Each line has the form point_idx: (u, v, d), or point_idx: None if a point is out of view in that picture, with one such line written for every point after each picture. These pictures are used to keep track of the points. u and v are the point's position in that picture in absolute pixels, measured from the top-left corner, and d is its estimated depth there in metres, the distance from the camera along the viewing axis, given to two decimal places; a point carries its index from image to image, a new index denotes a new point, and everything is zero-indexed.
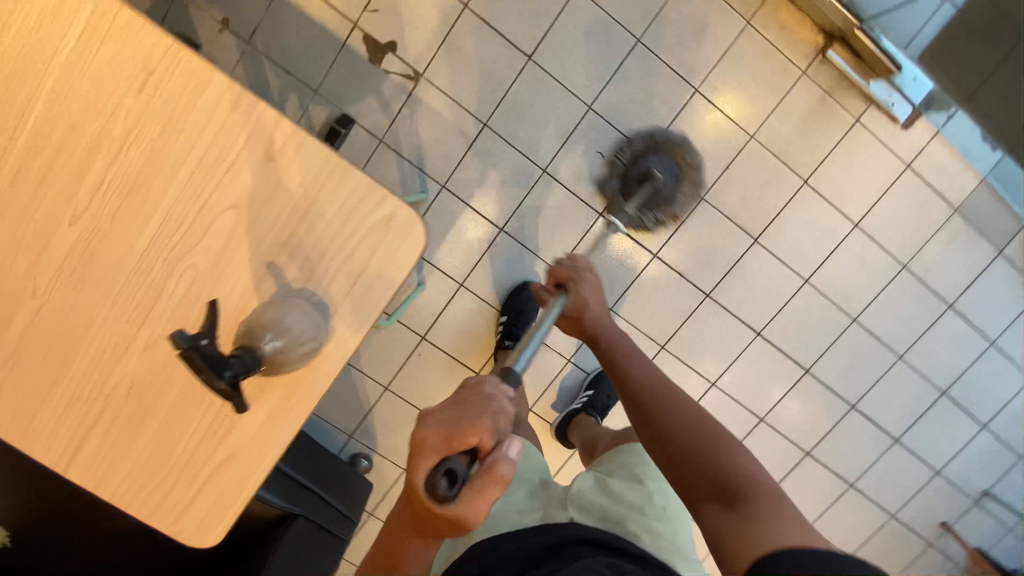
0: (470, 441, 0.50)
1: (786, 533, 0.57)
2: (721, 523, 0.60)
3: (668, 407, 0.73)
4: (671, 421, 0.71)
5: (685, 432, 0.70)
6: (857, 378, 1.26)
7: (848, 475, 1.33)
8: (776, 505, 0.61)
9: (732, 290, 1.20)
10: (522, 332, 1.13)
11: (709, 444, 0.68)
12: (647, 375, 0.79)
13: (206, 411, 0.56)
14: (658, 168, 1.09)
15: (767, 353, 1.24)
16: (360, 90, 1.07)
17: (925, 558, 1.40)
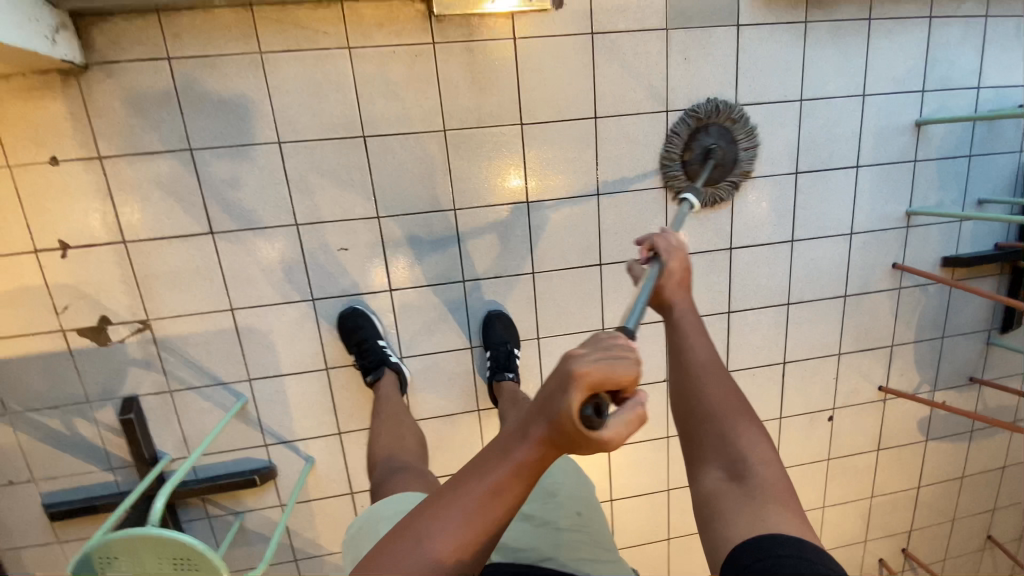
0: (620, 380, 0.53)
1: (780, 519, 0.58)
2: (723, 494, 0.62)
3: (709, 383, 0.71)
4: (708, 399, 0.70)
5: (715, 409, 0.69)
6: (715, 225, 1.21)
7: (780, 298, 1.29)
8: (789, 494, 0.62)
9: (549, 253, 1.17)
10: (377, 359, 1.08)
11: (727, 419, 0.68)
12: (711, 355, 0.75)
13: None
14: (717, 144, 1.12)
15: (622, 271, 1.20)
16: (117, 371, 1.07)
17: (904, 301, 1.35)
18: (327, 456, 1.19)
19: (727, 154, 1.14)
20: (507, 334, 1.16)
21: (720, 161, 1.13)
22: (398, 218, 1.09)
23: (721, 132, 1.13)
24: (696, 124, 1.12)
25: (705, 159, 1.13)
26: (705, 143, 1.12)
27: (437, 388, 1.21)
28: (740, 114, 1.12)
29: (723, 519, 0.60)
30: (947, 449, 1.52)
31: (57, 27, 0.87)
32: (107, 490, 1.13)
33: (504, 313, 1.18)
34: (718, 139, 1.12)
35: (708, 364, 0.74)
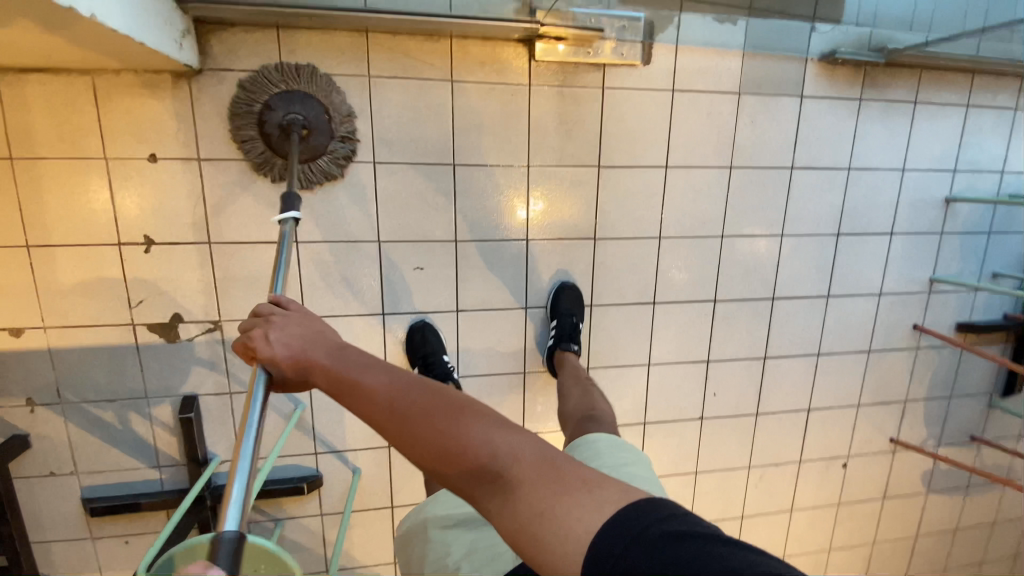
0: None
1: (567, 501, 0.51)
2: (515, 522, 0.51)
3: (411, 424, 0.57)
4: (420, 429, 0.57)
5: (435, 444, 0.56)
6: (762, 276, 1.28)
7: (812, 349, 1.37)
8: (552, 466, 0.53)
9: (609, 288, 1.22)
10: (442, 373, 1.09)
11: (454, 431, 0.56)
12: (389, 381, 0.61)
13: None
14: (296, 112, 0.96)
15: (673, 311, 1.27)
16: (181, 368, 1.07)
17: (921, 360, 1.45)
18: (374, 468, 1.20)
19: (325, 141, 0.99)
20: (573, 306, 1.17)
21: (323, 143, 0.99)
22: (474, 243, 1.13)
23: (295, 99, 0.97)
24: (258, 108, 0.96)
25: (286, 131, 0.96)
26: (286, 114, 0.96)
27: None
28: (305, 74, 0.97)
29: (534, 547, 0.51)
30: (945, 502, 1.61)
31: (185, 33, 0.89)
32: (150, 488, 1.12)
33: (573, 284, 1.19)
34: (296, 108, 0.96)
35: (389, 395, 0.60)
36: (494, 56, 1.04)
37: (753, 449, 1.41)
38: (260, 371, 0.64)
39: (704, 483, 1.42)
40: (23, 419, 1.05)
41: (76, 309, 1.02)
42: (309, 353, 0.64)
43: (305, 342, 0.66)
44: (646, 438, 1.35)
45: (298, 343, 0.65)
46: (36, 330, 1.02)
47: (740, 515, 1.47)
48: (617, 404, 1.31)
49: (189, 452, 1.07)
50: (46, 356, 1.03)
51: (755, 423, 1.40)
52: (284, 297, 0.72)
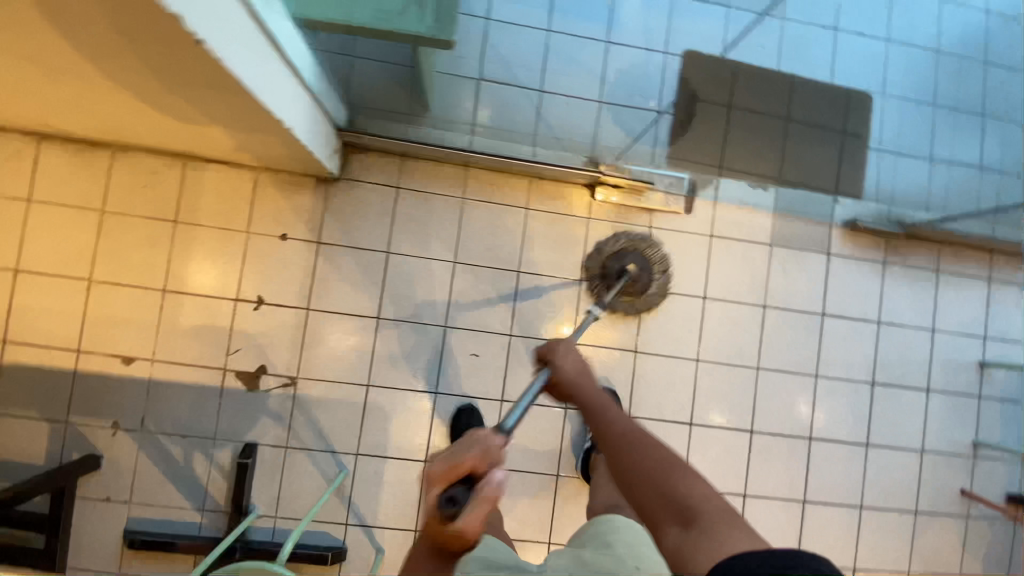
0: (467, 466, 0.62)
1: (738, 541, 0.63)
2: (683, 544, 0.64)
3: (638, 449, 0.72)
4: (638, 453, 0.72)
5: (650, 468, 0.70)
6: (795, 412, 1.32)
7: (851, 499, 1.33)
8: (727, 515, 0.66)
9: (646, 402, 1.29)
10: None
11: (670, 465, 0.70)
12: (632, 417, 0.77)
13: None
14: (625, 266, 1.24)
15: (706, 436, 1.31)
16: (251, 416, 1.19)
17: (976, 532, 1.37)
18: (397, 549, 1.21)
19: (626, 304, 1.27)
20: None
21: (617, 306, 1.26)
22: (526, 340, 1.27)
23: (642, 259, 1.25)
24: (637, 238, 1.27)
25: (620, 275, 1.24)
26: (623, 264, 1.24)
27: (515, 508, 1.26)
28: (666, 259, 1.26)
29: (685, 569, 0.62)
30: None
31: (335, 150, 1.20)
32: (187, 531, 1.17)
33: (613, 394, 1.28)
34: (638, 262, 1.24)
35: (627, 425, 0.75)
36: (562, 195, 1.30)
37: None
38: (542, 377, 0.89)
39: None
40: (104, 440, 1.18)
41: (184, 350, 1.20)
42: (580, 375, 0.86)
43: (581, 373, 0.87)
44: None
45: (577, 373, 0.87)
46: (146, 362, 1.20)
47: None
48: None
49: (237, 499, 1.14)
50: (145, 386, 1.19)
51: None
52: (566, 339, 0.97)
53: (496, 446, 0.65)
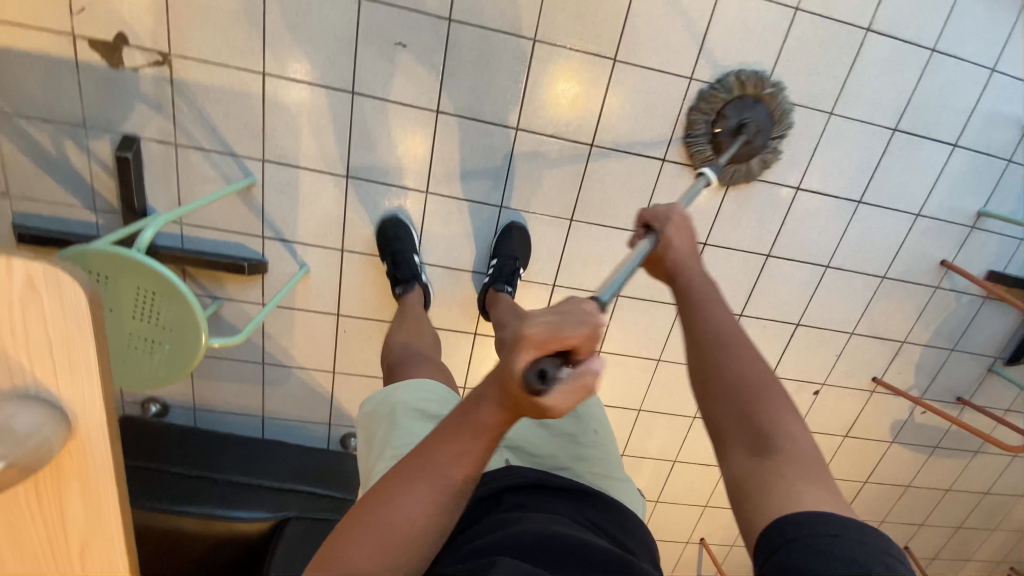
0: (571, 339, 0.51)
1: (815, 497, 0.51)
2: (751, 469, 0.56)
3: (731, 360, 0.67)
4: (731, 367, 0.66)
5: (736, 384, 0.64)
6: (791, 157, 1.12)
7: (820, 258, 1.23)
8: (815, 464, 0.55)
9: (617, 128, 1.06)
10: (409, 271, 1.06)
11: (762, 388, 0.62)
12: (727, 325, 0.72)
13: (32, 515, 0.55)
14: (746, 119, 1.02)
15: (681, 176, 1.12)
16: (123, 103, 0.96)
17: (936, 299, 1.32)
18: (323, 268, 1.13)
19: (760, 136, 1.05)
20: (518, 251, 1.11)
21: (753, 135, 1.04)
22: (471, 29, 0.97)
23: (764, 114, 1.04)
24: (728, 95, 1.03)
25: (735, 133, 1.03)
26: (743, 117, 1.02)
27: (452, 238, 1.14)
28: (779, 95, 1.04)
29: (750, 502, 0.54)
30: (907, 458, 1.55)
31: None
32: (84, 231, 1.06)
33: (522, 227, 1.12)
34: (758, 118, 1.03)
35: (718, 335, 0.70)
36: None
37: None
38: (650, 241, 0.85)
39: (664, 373, 1.34)
40: None
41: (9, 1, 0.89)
42: (689, 259, 0.87)
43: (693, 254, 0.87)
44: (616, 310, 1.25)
45: (690, 251, 0.88)
46: None
47: (694, 415, 1.41)
48: (595, 267, 1.19)
49: (126, 197, 0.99)
50: None
51: None
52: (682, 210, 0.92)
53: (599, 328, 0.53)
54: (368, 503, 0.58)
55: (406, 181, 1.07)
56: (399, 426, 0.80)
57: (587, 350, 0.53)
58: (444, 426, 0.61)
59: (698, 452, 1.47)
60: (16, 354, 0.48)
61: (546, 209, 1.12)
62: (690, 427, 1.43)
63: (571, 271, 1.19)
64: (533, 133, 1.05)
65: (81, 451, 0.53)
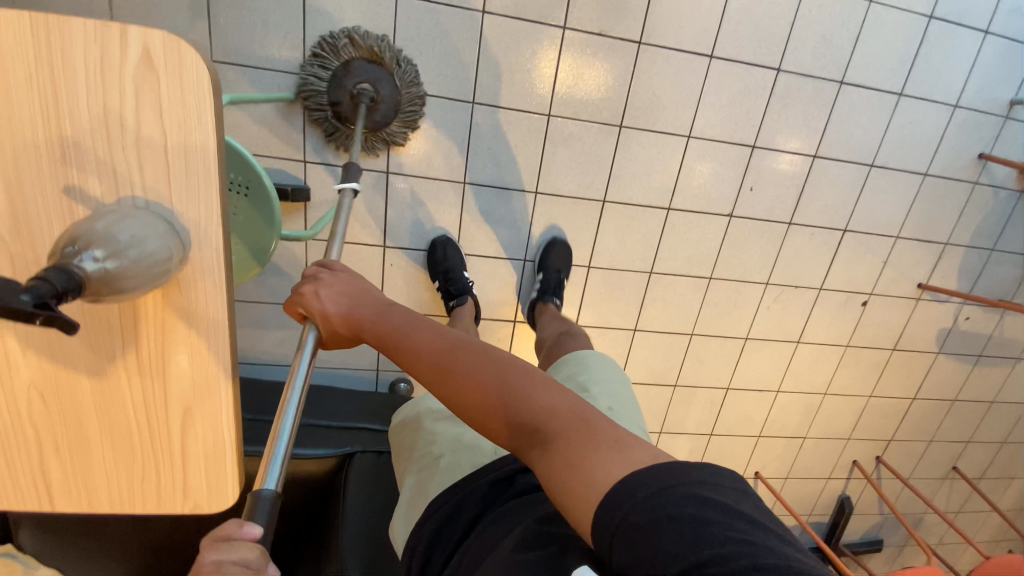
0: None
1: (604, 460, 0.50)
2: (551, 473, 0.52)
3: (457, 375, 0.61)
4: (463, 372, 0.61)
5: (478, 391, 0.59)
6: (832, 50, 1.12)
7: (865, 157, 1.23)
8: (585, 427, 0.54)
9: (664, 25, 1.05)
10: (460, 287, 1.11)
11: (488, 386, 0.59)
12: (430, 338, 0.65)
13: (129, 375, 0.50)
14: (364, 83, 0.95)
15: (730, 74, 1.10)
16: (157, 16, 0.91)
17: (975, 197, 1.32)
18: (368, 193, 1.08)
19: (387, 91, 0.97)
20: (561, 264, 1.17)
21: (382, 100, 0.96)
22: None
23: (377, 73, 0.96)
24: (347, 60, 0.95)
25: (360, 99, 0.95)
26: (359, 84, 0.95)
27: (501, 154, 1.10)
28: (377, 45, 0.95)
29: (567, 499, 0.51)
30: (953, 369, 1.54)
31: None
32: None
33: (563, 243, 1.19)
34: (373, 80, 0.95)
35: (433, 353, 0.63)
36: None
37: (776, 261, 1.29)
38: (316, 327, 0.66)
39: (716, 292, 1.31)
40: None
41: None
42: (355, 304, 0.70)
43: (352, 300, 0.70)
44: (667, 226, 1.22)
45: (348, 301, 0.70)
46: None
47: (746, 337, 1.38)
48: (645, 177, 1.16)
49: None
50: None
51: (785, 234, 1.27)
52: (331, 261, 0.77)
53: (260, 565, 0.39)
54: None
55: (453, 92, 1.04)
56: (425, 430, 0.89)
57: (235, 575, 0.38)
58: None
59: (750, 378, 1.44)
60: (126, 156, 0.44)
61: (595, 116, 1.09)
62: (742, 351, 1.40)
63: (620, 184, 1.17)
64: (581, 33, 1.03)
65: (191, 287, 0.48)
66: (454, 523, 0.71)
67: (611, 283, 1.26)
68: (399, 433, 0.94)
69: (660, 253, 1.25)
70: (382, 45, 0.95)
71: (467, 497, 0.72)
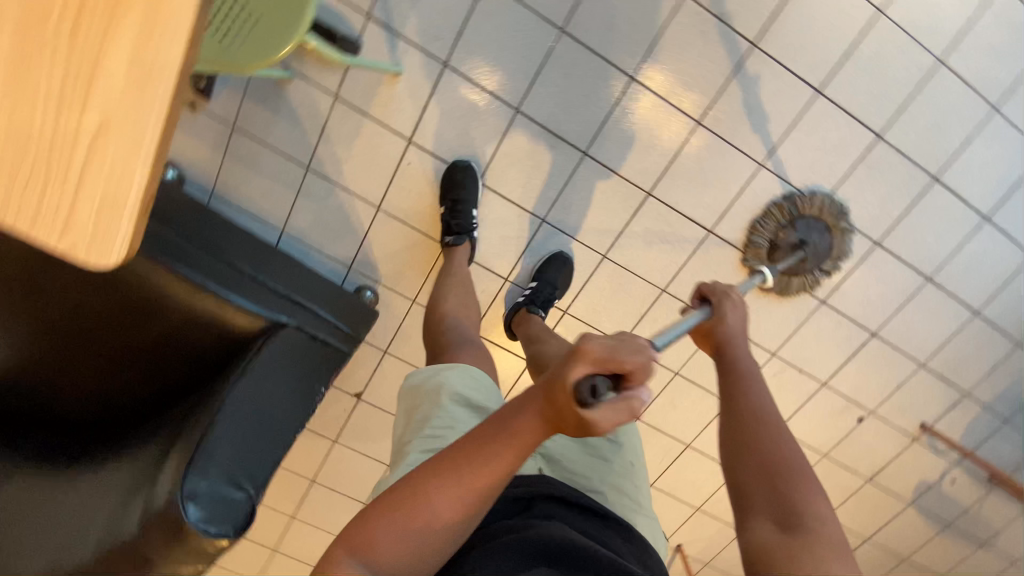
0: (629, 363, 0.52)
1: None
2: (777, 545, 0.51)
3: (774, 428, 0.59)
4: (764, 439, 0.58)
5: (763, 448, 0.58)
6: (939, 141, 1.03)
7: (925, 268, 1.13)
8: (844, 555, 0.50)
9: (784, 39, 0.97)
10: (463, 224, 1.04)
11: (810, 474, 0.56)
12: (767, 398, 0.64)
13: (63, 45, 0.42)
14: (811, 238, 1.07)
15: (827, 119, 1.02)
16: None
17: (1013, 359, 1.22)
18: (417, 78, 1.00)
19: (818, 256, 1.09)
20: (560, 281, 1.11)
21: (810, 256, 1.09)
22: None
23: (823, 232, 1.08)
24: (793, 211, 1.07)
25: (796, 249, 1.08)
26: (806, 236, 1.07)
27: (566, 98, 1.01)
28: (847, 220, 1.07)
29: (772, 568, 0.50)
30: (916, 527, 1.42)
31: None
32: None
33: (568, 258, 1.12)
34: (819, 238, 1.08)
35: (759, 403, 0.62)
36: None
37: (791, 334, 1.19)
38: (700, 314, 0.76)
39: None
40: None
41: None
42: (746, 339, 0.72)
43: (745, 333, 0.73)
44: (699, 249, 1.12)
45: (743, 333, 0.73)
46: None
47: None
48: (699, 188, 1.07)
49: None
50: None
51: (812, 311, 1.17)
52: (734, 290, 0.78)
53: (651, 366, 0.54)
54: (434, 463, 0.55)
55: (543, 9, 0.96)
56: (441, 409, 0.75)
57: (638, 379, 0.53)
58: (479, 431, 0.55)
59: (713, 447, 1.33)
60: None
61: (676, 101, 1.01)
62: (717, 414, 1.29)
63: (672, 184, 1.07)
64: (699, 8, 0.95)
65: None
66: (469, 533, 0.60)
67: (618, 285, 1.16)
68: (409, 400, 0.80)
69: (680, 275, 1.15)
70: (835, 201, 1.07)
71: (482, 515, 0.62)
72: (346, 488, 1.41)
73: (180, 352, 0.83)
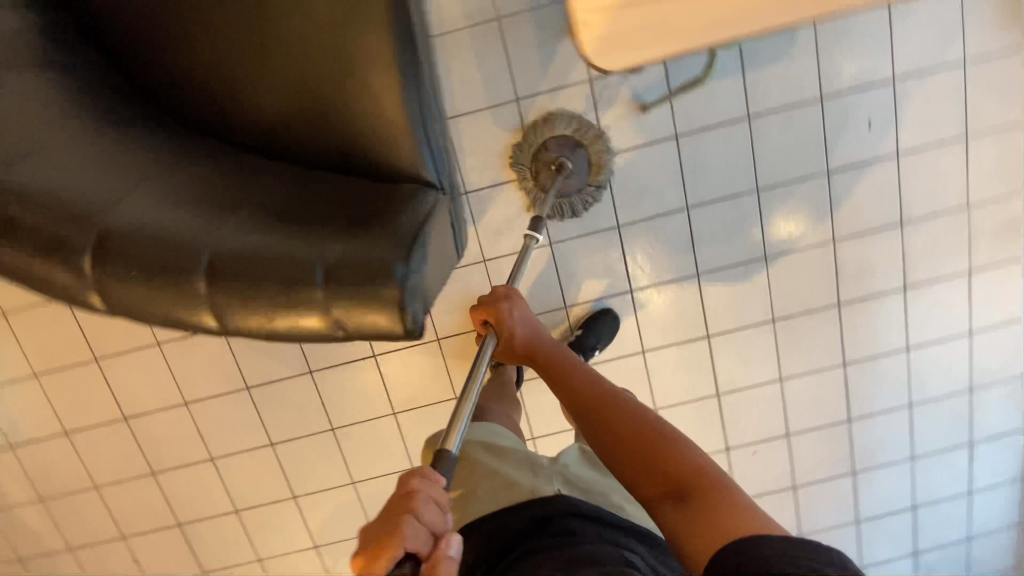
0: (407, 548, 0.55)
1: (731, 514, 0.55)
2: (683, 525, 0.58)
3: (618, 410, 0.70)
4: (621, 426, 0.68)
5: (631, 433, 0.67)
6: (871, 450, 1.35)
7: (803, 526, 1.41)
8: (718, 480, 0.59)
9: (853, 317, 1.25)
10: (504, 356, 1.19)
11: (673, 438, 0.65)
12: (592, 379, 0.75)
13: None
14: (567, 159, 1.11)
15: (833, 385, 1.30)
16: None
17: None
18: (648, 126, 1.12)
19: (571, 176, 1.13)
20: (605, 334, 1.20)
21: (567, 176, 1.12)
22: (893, 171, 1.15)
23: (584, 161, 1.12)
24: (553, 132, 1.11)
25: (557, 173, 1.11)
26: (564, 158, 1.11)
27: (716, 231, 1.18)
28: (598, 141, 1.11)
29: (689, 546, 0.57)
30: None
31: None
32: None
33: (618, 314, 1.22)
34: (575, 163, 1.12)
35: (595, 388, 0.74)
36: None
37: None
38: (489, 335, 0.82)
39: None
40: None
41: None
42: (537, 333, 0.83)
43: (532, 327, 0.83)
44: (699, 400, 1.30)
45: (532, 328, 0.83)
46: None
47: None
48: (735, 362, 1.27)
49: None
50: None
51: None
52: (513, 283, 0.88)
53: (444, 518, 0.59)
54: None
55: (758, 164, 1.14)
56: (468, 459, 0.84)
57: (435, 542, 0.57)
58: None
59: None
60: None
61: (773, 296, 1.22)
62: None
63: (723, 345, 1.26)
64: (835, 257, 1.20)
65: None
66: (500, 547, 0.70)
67: (631, 379, 1.28)
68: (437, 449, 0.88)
69: (673, 407, 1.31)
70: (600, 130, 1.11)
71: (508, 526, 0.72)
72: (252, 359, 1.24)
73: (304, 130, 0.75)
